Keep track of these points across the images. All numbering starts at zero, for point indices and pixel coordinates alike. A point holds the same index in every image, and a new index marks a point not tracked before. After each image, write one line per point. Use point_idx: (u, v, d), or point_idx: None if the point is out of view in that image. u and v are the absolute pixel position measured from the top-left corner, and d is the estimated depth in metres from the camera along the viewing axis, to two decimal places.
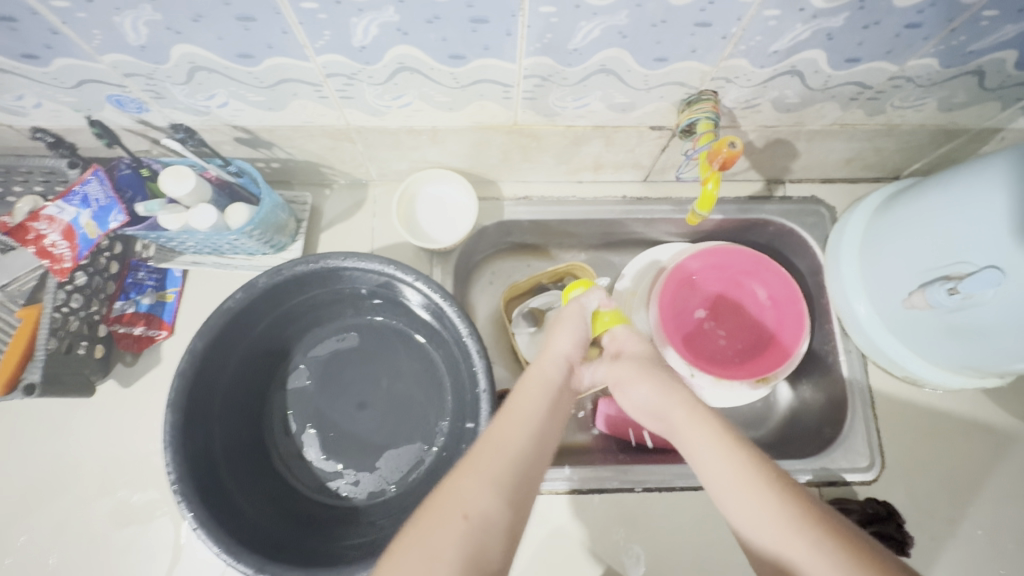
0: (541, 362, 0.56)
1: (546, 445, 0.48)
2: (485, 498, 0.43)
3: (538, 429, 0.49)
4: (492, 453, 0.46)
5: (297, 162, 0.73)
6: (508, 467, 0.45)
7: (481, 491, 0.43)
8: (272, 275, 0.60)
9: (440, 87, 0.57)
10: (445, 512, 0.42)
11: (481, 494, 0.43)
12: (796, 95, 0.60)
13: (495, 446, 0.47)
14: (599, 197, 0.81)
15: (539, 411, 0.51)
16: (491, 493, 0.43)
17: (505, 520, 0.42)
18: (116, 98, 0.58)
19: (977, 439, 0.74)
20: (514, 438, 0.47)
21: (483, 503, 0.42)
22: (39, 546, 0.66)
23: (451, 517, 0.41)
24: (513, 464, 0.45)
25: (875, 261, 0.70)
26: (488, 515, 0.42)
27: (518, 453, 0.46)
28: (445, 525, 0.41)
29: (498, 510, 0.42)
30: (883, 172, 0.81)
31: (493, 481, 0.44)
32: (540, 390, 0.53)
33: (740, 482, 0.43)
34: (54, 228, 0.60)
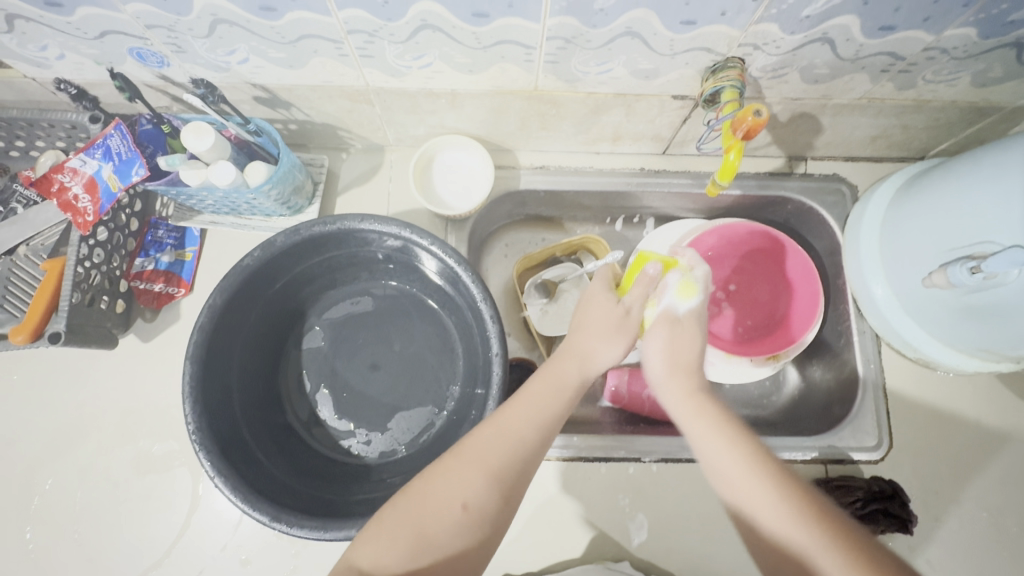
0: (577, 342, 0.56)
1: (551, 432, 0.51)
2: (482, 490, 0.47)
3: (551, 416, 0.51)
4: (501, 441, 0.48)
5: (315, 124, 0.73)
6: (512, 463, 0.48)
7: (479, 484, 0.47)
8: (290, 234, 0.60)
9: (461, 47, 0.56)
10: (443, 501, 0.46)
11: (478, 488, 0.47)
12: (825, 64, 0.59)
13: (502, 431, 0.49)
14: (616, 168, 0.80)
15: (548, 405, 0.52)
16: (488, 485, 0.47)
17: (496, 510, 0.47)
18: (138, 51, 0.58)
19: (987, 424, 0.74)
20: (523, 427, 0.49)
21: (479, 495, 0.46)
22: (64, 489, 0.68)
23: (447, 505, 0.46)
24: (513, 459, 0.48)
25: (895, 241, 0.69)
26: (483, 507, 0.46)
27: (520, 442, 0.49)
28: (440, 512, 0.45)
29: (492, 500, 0.47)
30: (909, 152, 0.79)
31: (490, 475, 0.47)
32: (553, 382, 0.53)
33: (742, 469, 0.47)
34: (77, 180, 0.61)
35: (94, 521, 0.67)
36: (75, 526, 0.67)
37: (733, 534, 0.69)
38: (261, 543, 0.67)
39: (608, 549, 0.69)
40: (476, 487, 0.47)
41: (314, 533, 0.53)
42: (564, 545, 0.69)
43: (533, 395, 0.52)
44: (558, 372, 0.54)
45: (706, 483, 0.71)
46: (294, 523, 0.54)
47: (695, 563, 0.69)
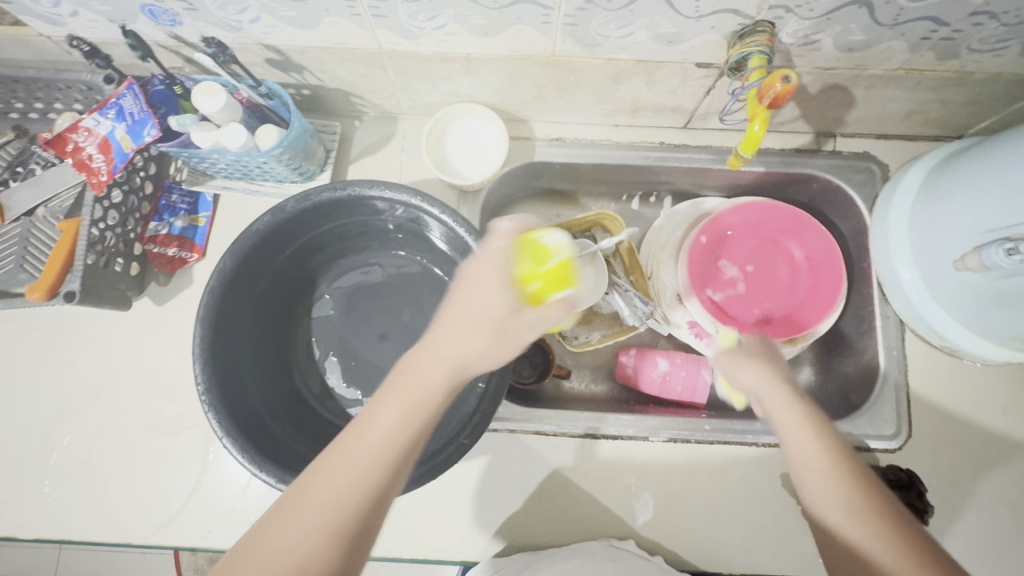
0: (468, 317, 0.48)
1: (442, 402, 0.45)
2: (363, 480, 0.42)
3: (427, 387, 0.45)
4: (364, 420, 0.44)
5: (328, 90, 0.72)
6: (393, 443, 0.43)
7: (356, 471, 0.42)
8: (300, 200, 0.60)
9: (477, 7, 0.54)
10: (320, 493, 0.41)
11: (353, 476, 0.42)
12: (862, 30, 0.55)
13: (367, 415, 0.44)
14: (635, 142, 0.78)
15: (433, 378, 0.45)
16: (366, 471, 0.42)
17: (375, 495, 0.42)
18: (149, 8, 0.57)
19: (1014, 416, 0.71)
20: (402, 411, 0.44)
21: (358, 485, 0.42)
22: (81, 445, 0.70)
23: (328, 496, 0.41)
24: (390, 442, 0.43)
25: (928, 222, 0.66)
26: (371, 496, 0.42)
27: (401, 422, 0.44)
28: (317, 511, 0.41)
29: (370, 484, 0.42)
30: (946, 130, 0.75)
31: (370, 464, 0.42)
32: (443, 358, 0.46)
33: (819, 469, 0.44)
34: (91, 140, 0.62)
35: (110, 477, 0.69)
36: (92, 481, 0.69)
37: (741, 518, 0.68)
38: (270, 505, 0.68)
39: (612, 527, 0.69)
40: (357, 469, 0.42)
41: None
42: (568, 520, 0.69)
43: (412, 372, 0.46)
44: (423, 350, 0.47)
45: (715, 465, 0.70)
46: None
47: (701, 544, 0.68)
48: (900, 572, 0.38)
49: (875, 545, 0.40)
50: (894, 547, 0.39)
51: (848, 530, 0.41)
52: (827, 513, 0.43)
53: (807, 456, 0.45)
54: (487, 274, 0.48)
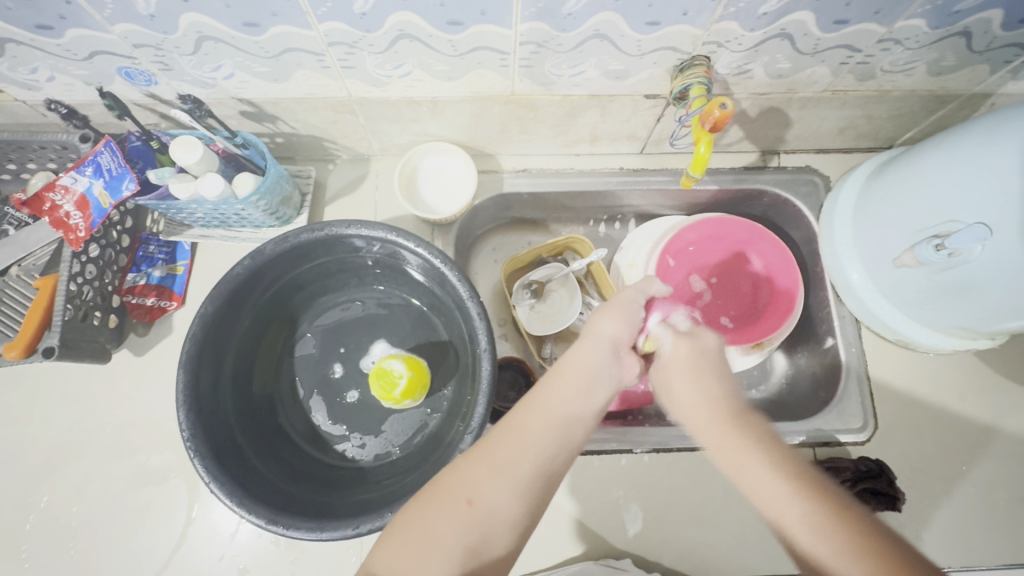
0: (586, 345, 0.55)
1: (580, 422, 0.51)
2: (496, 492, 0.46)
3: (598, 389, 0.53)
4: (554, 418, 0.50)
5: (301, 137, 0.75)
6: (527, 461, 0.48)
7: (493, 484, 0.46)
8: (279, 242, 0.62)
9: (439, 55, 0.59)
10: (448, 506, 0.45)
11: (493, 488, 0.46)
12: (787, 59, 0.61)
13: (517, 435, 0.49)
14: (597, 169, 0.83)
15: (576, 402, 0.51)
16: (504, 487, 0.46)
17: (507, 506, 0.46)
18: (126, 70, 0.60)
19: (970, 401, 0.76)
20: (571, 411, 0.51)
21: (494, 498, 0.46)
22: (59, 505, 0.69)
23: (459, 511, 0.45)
24: (542, 462, 0.48)
25: (867, 227, 0.72)
26: (495, 508, 0.45)
27: (563, 417, 0.50)
28: (448, 510, 0.45)
29: (502, 499, 0.46)
30: (878, 141, 0.82)
31: (507, 477, 0.47)
32: (579, 380, 0.52)
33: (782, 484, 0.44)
34: (68, 198, 0.63)
35: (91, 535, 0.68)
36: (72, 541, 0.67)
37: (727, 521, 0.70)
38: (260, 551, 0.67)
39: (605, 542, 0.70)
40: (489, 489, 0.46)
41: (309, 533, 0.54)
42: (560, 538, 0.70)
43: (563, 386, 0.52)
44: (574, 360, 0.54)
45: (698, 472, 0.72)
46: (290, 524, 0.54)
47: (692, 552, 0.69)
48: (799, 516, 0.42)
49: (799, 512, 0.43)
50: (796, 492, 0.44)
51: (767, 498, 0.45)
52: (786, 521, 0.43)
53: (726, 444, 0.49)
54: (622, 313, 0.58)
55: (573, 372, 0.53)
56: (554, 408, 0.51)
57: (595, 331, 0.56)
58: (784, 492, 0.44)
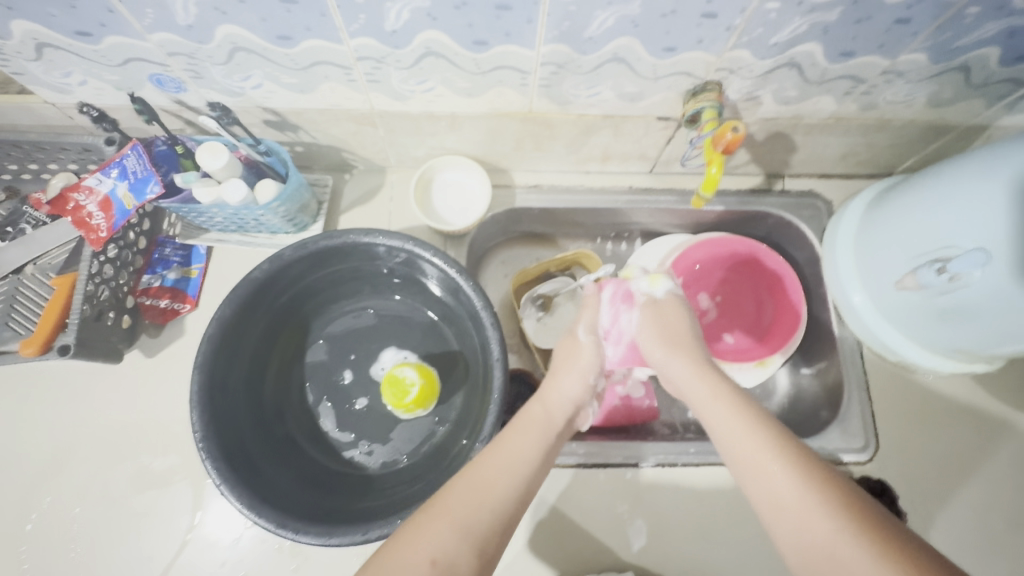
0: (547, 405, 0.58)
1: (534, 479, 0.51)
2: (455, 547, 0.43)
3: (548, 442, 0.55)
4: (506, 465, 0.50)
5: (320, 147, 0.77)
6: (487, 515, 0.46)
7: (453, 541, 0.43)
8: (298, 248, 0.63)
9: (462, 72, 0.61)
10: (409, 562, 0.42)
11: (453, 544, 0.43)
12: (795, 87, 0.64)
13: (477, 487, 0.47)
14: (607, 187, 0.85)
15: (527, 459, 0.51)
16: (462, 542, 0.44)
17: (464, 561, 0.43)
18: (157, 77, 0.61)
19: (966, 424, 0.77)
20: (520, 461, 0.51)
21: (454, 555, 0.43)
22: (62, 506, 0.68)
23: (413, 551, 0.43)
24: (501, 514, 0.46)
25: (869, 250, 0.74)
26: (454, 563, 0.42)
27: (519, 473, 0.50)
28: (410, 565, 0.42)
29: (465, 555, 0.43)
30: (878, 168, 0.85)
31: (465, 530, 0.44)
32: (534, 434, 0.54)
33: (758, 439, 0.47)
34: (92, 199, 0.64)
35: (93, 538, 0.67)
36: (73, 543, 0.67)
37: (731, 537, 0.71)
38: (264, 556, 0.67)
39: (608, 556, 0.70)
40: (442, 540, 0.43)
41: (317, 539, 0.54)
42: (565, 552, 0.70)
43: (512, 438, 0.53)
44: (528, 418, 0.56)
45: (702, 487, 0.72)
46: (300, 530, 0.55)
47: (695, 568, 0.69)
48: (784, 476, 0.44)
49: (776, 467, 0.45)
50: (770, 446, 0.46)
51: (761, 469, 0.46)
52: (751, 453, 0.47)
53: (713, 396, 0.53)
54: (577, 367, 0.61)
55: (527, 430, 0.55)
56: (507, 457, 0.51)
57: (556, 392, 0.60)
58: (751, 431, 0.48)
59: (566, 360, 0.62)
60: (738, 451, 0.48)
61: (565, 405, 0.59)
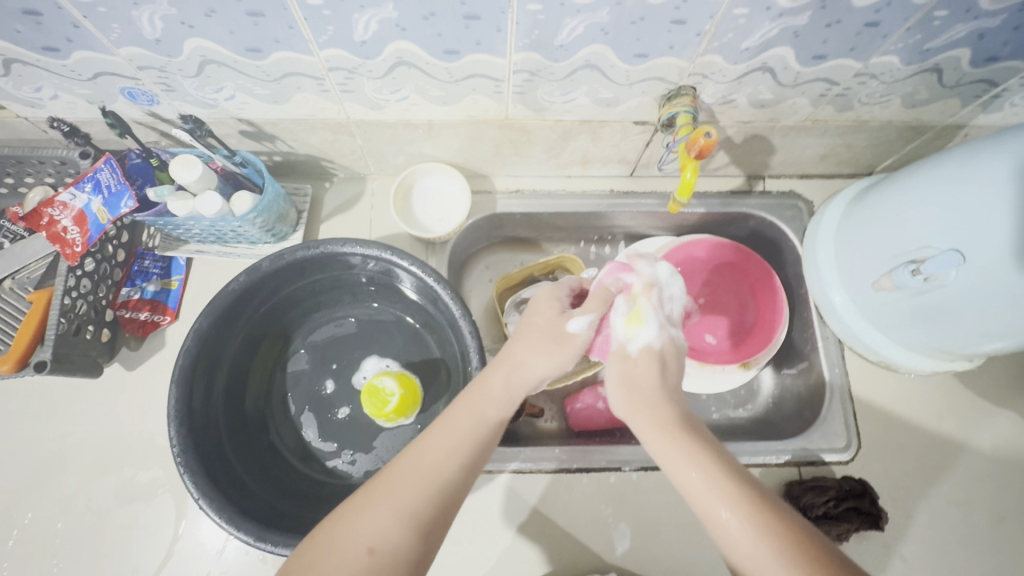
0: (515, 386, 0.55)
1: (479, 458, 0.51)
2: (395, 534, 0.44)
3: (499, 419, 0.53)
4: (455, 443, 0.50)
5: (299, 156, 0.77)
6: (430, 501, 0.46)
7: (390, 524, 0.44)
8: (274, 259, 0.63)
9: (435, 81, 0.61)
10: (349, 546, 0.43)
11: (388, 528, 0.44)
12: (769, 90, 0.64)
13: (420, 469, 0.48)
14: (588, 191, 0.85)
15: (471, 439, 0.51)
16: (401, 526, 0.44)
17: (400, 543, 0.43)
18: (129, 90, 0.61)
19: (948, 422, 0.77)
20: (464, 440, 0.50)
21: (392, 539, 0.43)
22: (43, 522, 0.68)
23: (353, 534, 0.43)
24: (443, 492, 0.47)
25: (848, 251, 0.74)
26: (396, 551, 0.43)
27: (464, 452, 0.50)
28: (348, 551, 0.43)
29: (404, 540, 0.44)
30: (858, 168, 0.85)
31: (405, 515, 0.45)
32: (484, 411, 0.53)
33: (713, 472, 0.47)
34: (66, 214, 0.63)
35: (75, 553, 0.67)
36: (56, 558, 0.67)
37: (714, 539, 0.71)
38: (247, 567, 0.67)
39: (593, 559, 0.70)
40: (381, 522, 0.44)
41: (297, 551, 0.54)
42: (549, 557, 0.70)
43: (461, 416, 0.52)
44: (482, 392, 0.54)
45: None
46: (279, 542, 0.55)
47: (679, 570, 0.70)
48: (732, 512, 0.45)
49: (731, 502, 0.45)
50: (721, 479, 0.46)
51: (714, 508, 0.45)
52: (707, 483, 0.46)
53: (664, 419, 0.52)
54: (557, 352, 0.57)
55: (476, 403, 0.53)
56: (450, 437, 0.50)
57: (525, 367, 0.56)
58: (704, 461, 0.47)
59: (551, 342, 0.58)
60: (697, 487, 0.47)
61: (530, 382, 0.56)
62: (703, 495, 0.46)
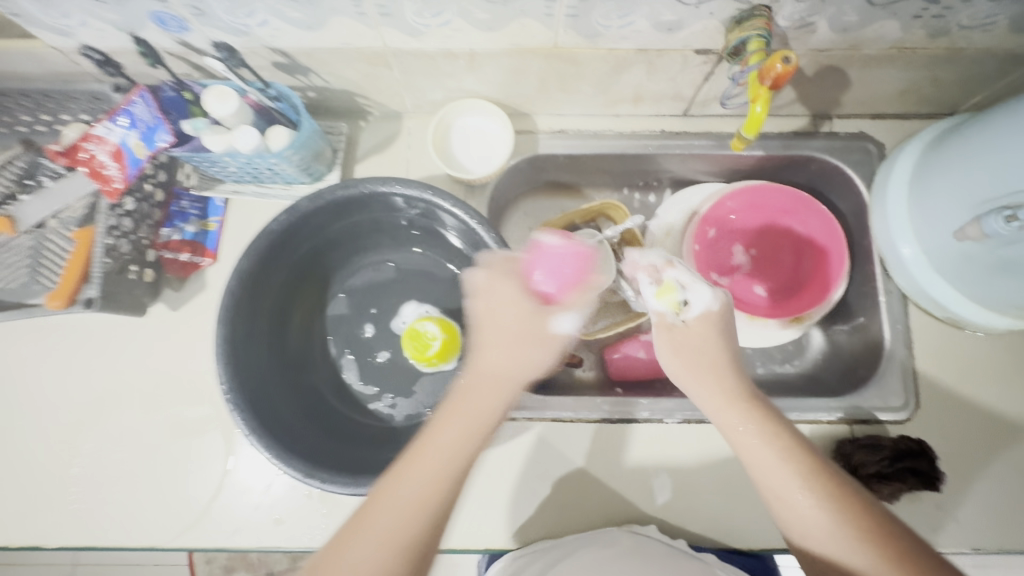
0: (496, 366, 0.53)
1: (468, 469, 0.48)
2: (388, 563, 0.43)
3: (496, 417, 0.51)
4: (438, 459, 0.47)
5: (333, 91, 0.73)
6: (417, 520, 0.45)
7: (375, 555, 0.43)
8: (314, 199, 0.61)
9: (481, 2, 0.56)
10: None
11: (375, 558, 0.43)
12: (855, 11, 0.57)
13: (409, 491, 0.46)
14: (637, 131, 0.79)
15: (470, 452, 0.48)
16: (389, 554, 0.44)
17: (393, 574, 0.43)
18: (158, 15, 0.58)
19: (1017, 383, 0.73)
20: (453, 448, 0.48)
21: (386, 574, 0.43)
22: (102, 453, 0.71)
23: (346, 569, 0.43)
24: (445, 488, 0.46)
25: (926, 196, 0.68)
26: None
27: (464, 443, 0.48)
28: None
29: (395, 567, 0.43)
30: (940, 106, 0.77)
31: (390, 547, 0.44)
32: (490, 415, 0.50)
33: (806, 492, 0.47)
34: (103, 148, 0.62)
35: (134, 482, 0.70)
36: (115, 486, 0.70)
37: (757, 493, 0.70)
38: (295, 501, 0.69)
39: (632, 507, 0.70)
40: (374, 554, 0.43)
41: (345, 488, 0.55)
42: (588, 504, 0.70)
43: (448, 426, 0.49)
44: (479, 394, 0.51)
45: (730, 443, 0.71)
46: (327, 478, 0.56)
47: (720, 521, 0.69)
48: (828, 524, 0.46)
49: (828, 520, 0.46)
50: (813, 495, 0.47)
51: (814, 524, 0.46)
52: (806, 511, 0.47)
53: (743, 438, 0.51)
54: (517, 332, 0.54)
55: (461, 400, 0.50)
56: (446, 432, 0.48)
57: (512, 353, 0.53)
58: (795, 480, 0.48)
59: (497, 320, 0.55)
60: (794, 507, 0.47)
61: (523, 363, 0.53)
62: (805, 518, 0.47)
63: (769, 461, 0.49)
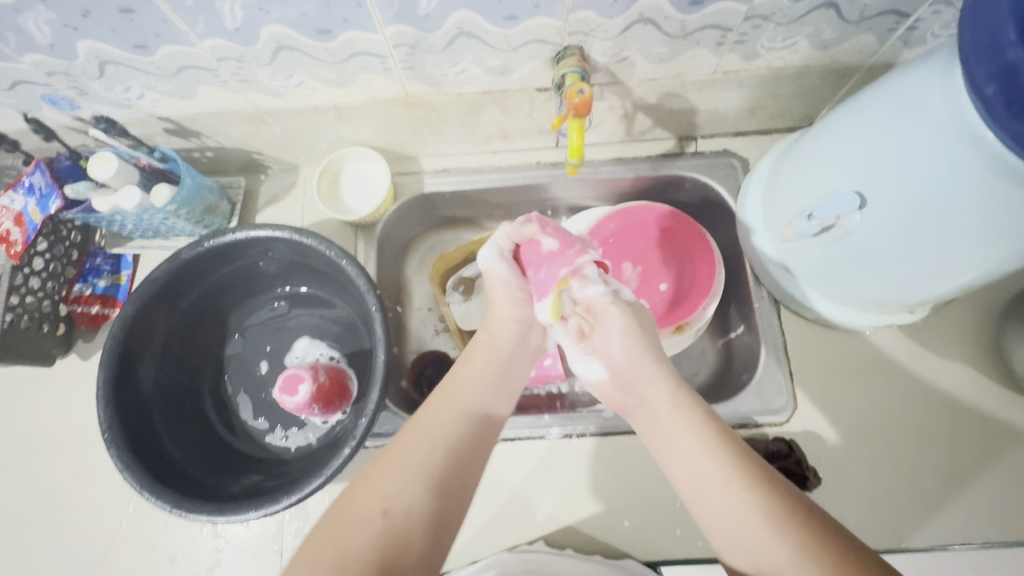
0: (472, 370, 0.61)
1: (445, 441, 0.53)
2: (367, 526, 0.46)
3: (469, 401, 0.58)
4: (427, 436, 0.53)
5: (229, 150, 0.80)
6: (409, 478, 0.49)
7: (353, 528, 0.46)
8: (194, 247, 0.66)
9: (322, 63, 0.63)
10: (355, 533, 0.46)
11: (351, 533, 0.46)
12: (660, 43, 0.62)
13: (398, 458, 0.51)
14: (516, 164, 0.85)
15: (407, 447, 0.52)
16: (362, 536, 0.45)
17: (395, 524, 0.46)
18: (49, 97, 0.65)
19: (895, 379, 0.73)
20: (442, 419, 0.55)
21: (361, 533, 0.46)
22: (11, 499, 0.74)
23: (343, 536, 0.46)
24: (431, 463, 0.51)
25: (772, 202, 0.71)
26: (384, 532, 0.46)
27: (453, 435, 0.54)
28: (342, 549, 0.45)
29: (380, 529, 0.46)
30: (793, 120, 0.81)
31: (374, 513, 0.47)
32: (450, 404, 0.57)
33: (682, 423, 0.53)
34: (6, 215, 0.66)
35: (39, 524, 0.73)
36: (23, 530, 0.73)
37: (641, 506, 0.70)
38: (189, 536, 0.71)
39: (518, 526, 0.71)
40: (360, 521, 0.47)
41: (209, 517, 0.58)
42: (474, 525, 0.71)
43: (435, 406, 0.56)
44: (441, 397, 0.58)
45: (612, 456, 0.72)
46: (191, 509, 0.58)
47: (605, 536, 0.69)
48: (707, 454, 0.49)
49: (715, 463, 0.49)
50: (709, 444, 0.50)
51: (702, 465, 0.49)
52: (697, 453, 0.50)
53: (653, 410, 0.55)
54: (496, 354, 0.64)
55: (455, 397, 0.58)
56: (496, 429, 0.58)
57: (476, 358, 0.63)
58: (695, 445, 0.50)
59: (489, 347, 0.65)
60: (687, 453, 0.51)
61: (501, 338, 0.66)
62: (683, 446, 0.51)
63: (683, 432, 0.52)
